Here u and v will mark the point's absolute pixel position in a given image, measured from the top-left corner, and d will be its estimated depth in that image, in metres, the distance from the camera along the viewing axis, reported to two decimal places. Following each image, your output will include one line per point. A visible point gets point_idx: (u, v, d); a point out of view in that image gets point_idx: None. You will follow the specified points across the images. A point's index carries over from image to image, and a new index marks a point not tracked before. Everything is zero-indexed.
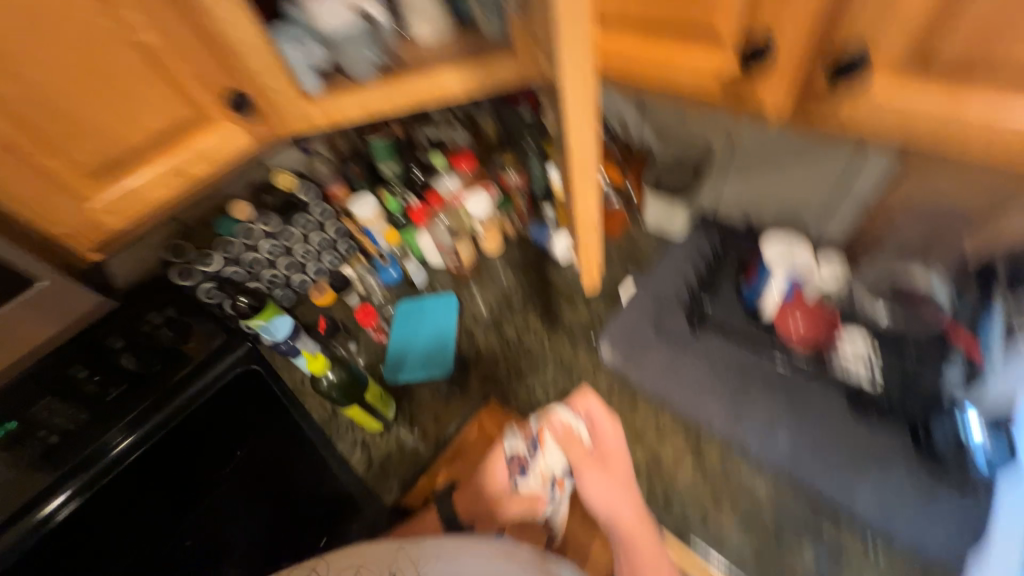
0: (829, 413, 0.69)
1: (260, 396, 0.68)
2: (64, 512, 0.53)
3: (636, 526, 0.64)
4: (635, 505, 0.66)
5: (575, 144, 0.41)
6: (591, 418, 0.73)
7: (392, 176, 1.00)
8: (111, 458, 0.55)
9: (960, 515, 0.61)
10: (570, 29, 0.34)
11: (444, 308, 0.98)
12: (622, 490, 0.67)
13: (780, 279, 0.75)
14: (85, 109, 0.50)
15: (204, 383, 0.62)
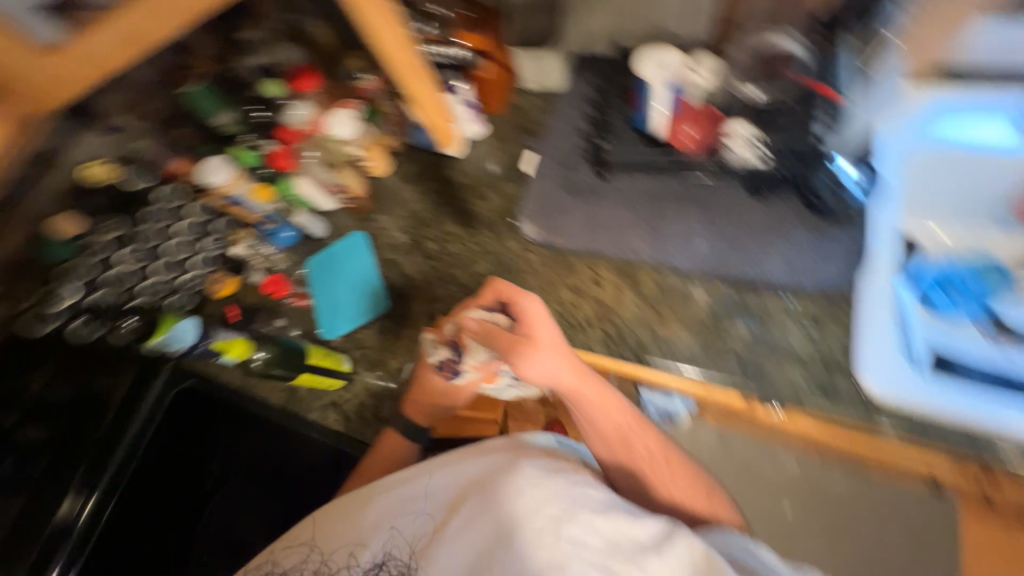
0: (736, 203, 0.74)
1: (192, 402, 0.85)
2: (104, 512, 0.77)
3: (584, 387, 0.63)
4: (579, 370, 0.63)
5: (408, 67, 0.71)
6: (506, 301, 0.66)
7: (233, 128, 0.85)
8: (115, 470, 0.79)
9: (849, 247, 0.70)
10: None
11: (349, 250, 0.88)
12: (560, 360, 0.62)
13: (662, 92, 0.73)
14: None
15: (156, 398, 0.83)
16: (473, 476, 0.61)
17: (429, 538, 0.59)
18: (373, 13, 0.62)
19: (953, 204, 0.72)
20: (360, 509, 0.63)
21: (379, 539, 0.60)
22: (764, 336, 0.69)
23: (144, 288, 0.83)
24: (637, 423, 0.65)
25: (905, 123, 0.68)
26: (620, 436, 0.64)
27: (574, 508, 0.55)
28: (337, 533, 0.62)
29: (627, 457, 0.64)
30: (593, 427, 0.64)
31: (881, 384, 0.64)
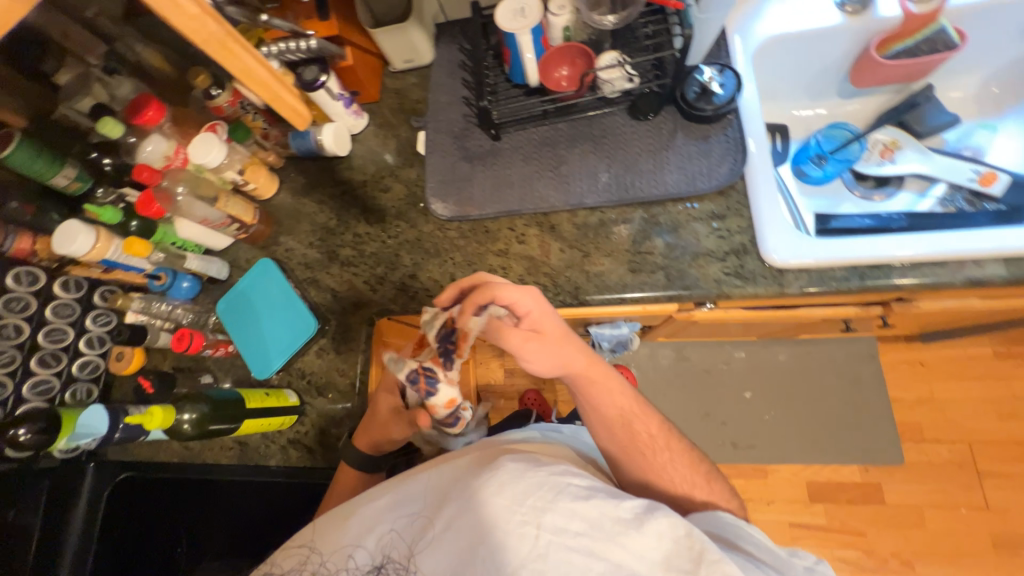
0: (623, 130, 0.77)
1: (133, 489, 0.81)
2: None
3: (591, 370, 0.65)
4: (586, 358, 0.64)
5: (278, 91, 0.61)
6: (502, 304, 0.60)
7: (79, 184, 0.76)
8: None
9: (731, 143, 0.73)
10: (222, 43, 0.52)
11: (256, 282, 0.80)
12: (568, 348, 0.62)
13: (530, 41, 0.72)
14: None
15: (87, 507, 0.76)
16: (457, 476, 0.60)
17: (416, 535, 0.58)
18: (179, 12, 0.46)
19: (802, 79, 0.87)
20: (347, 518, 0.62)
21: (374, 540, 0.60)
22: (678, 243, 0.71)
23: (28, 387, 0.72)
24: (640, 408, 0.69)
25: (746, 17, 0.78)
26: (623, 421, 0.67)
27: (552, 497, 0.55)
28: (332, 540, 0.61)
29: (629, 442, 0.67)
30: (599, 403, 0.67)
31: (781, 252, 0.67)
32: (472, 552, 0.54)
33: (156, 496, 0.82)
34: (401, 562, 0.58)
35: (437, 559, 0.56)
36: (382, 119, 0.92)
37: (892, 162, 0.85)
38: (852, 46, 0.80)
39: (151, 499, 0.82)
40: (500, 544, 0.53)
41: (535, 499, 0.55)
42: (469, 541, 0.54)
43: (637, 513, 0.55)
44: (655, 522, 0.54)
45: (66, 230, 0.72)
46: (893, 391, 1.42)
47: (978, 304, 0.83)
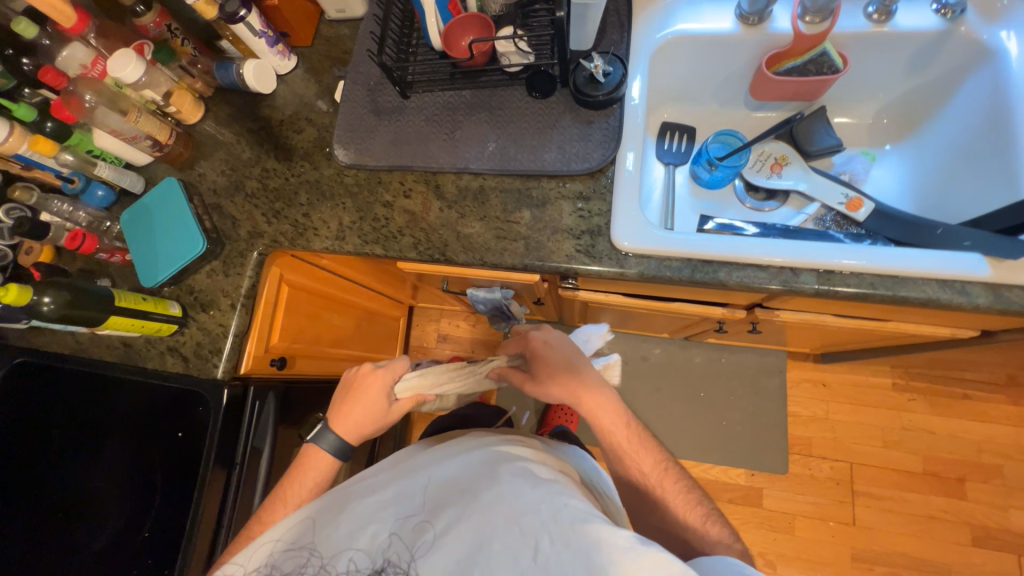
0: (517, 103, 0.81)
1: (35, 382, 0.83)
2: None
3: (581, 397, 0.73)
4: (590, 389, 0.74)
5: None
6: (521, 348, 0.81)
7: (4, 81, 0.81)
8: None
9: (610, 132, 0.77)
10: None
11: (167, 198, 0.87)
12: (560, 383, 0.75)
13: (433, 5, 0.75)
14: None
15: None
16: (458, 483, 0.59)
17: (415, 536, 0.54)
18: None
19: (709, 83, 0.90)
20: (340, 514, 0.58)
21: (370, 539, 0.55)
22: (543, 218, 0.76)
23: None
24: (632, 445, 0.72)
25: (652, 16, 0.82)
26: (612, 446, 0.72)
27: (547, 516, 0.50)
28: (327, 536, 0.56)
29: (620, 472, 0.73)
30: (603, 434, 0.73)
31: (629, 238, 0.72)
32: (476, 558, 0.49)
33: (61, 395, 0.84)
34: (402, 566, 0.52)
35: (437, 564, 0.50)
36: (309, 64, 0.95)
37: (778, 177, 0.88)
38: (751, 58, 0.84)
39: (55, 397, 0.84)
40: (504, 556, 0.48)
41: (538, 514, 0.51)
42: (471, 547, 0.50)
43: (632, 541, 0.46)
44: (649, 555, 0.46)
45: None
46: (792, 406, 1.48)
47: (833, 318, 0.89)
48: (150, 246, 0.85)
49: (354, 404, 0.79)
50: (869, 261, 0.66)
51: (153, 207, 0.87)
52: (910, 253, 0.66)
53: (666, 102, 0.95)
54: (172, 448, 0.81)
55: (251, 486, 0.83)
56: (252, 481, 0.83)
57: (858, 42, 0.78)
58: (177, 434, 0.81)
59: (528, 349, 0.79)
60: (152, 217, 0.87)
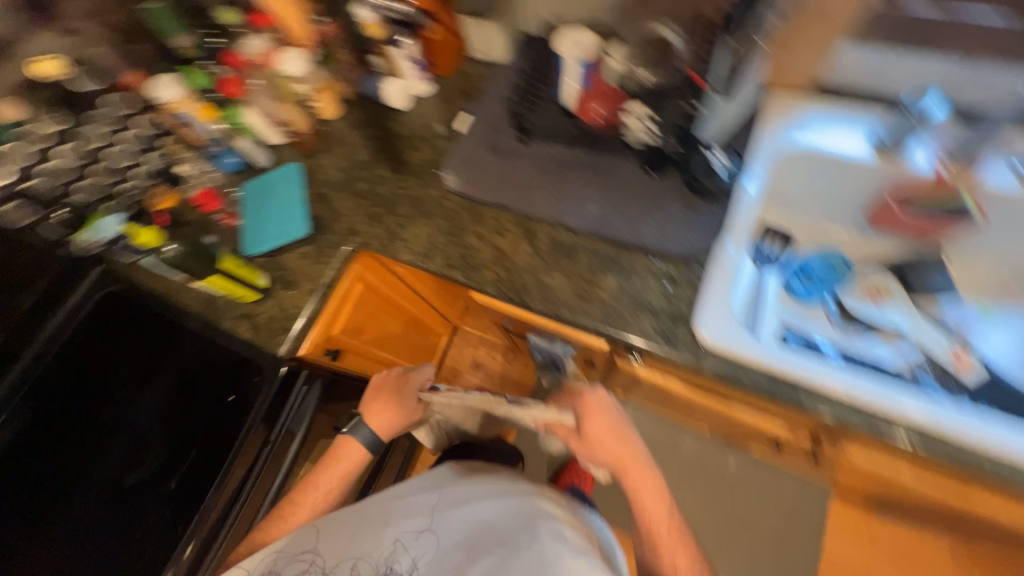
0: (628, 174, 0.84)
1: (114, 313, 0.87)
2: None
3: (628, 469, 0.74)
4: (635, 462, 0.74)
5: None
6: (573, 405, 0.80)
7: (193, 51, 0.95)
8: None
9: (714, 223, 0.77)
10: None
11: (286, 182, 0.96)
12: (609, 449, 0.75)
13: (576, 70, 0.81)
14: None
15: (74, 306, 0.85)
16: (489, 527, 0.72)
17: (444, 566, 0.70)
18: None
19: (822, 198, 0.88)
20: (384, 525, 0.76)
21: (408, 558, 0.72)
22: (627, 288, 0.76)
23: (86, 185, 0.89)
24: (670, 532, 0.71)
25: (782, 123, 0.83)
26: (648, 529, 0.71)
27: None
28: (369, 544, 0.74)
29: (650, 563, 0.71)
30: (643, 515, 0.72)
31: (713, 332, 0.70)
32: None
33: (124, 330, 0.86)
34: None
35: None
36: (443, 92, 1.03)
37: (877, 306, 0.84)
38: (874, 185, 0.82)
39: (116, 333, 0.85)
40: None
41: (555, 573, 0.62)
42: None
43: None
44: None
45: (149, 83, 0.89)
46: (828, 548, 1.34)
47: (910, 474, 0.81)
48: (257, 220, 0.93)
49: (381, 398, 0.95)
50: (947, 421, 0.63)
51: (275, 185, 0.96)
52: (1007, 430, 0.62)
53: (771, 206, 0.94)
54: (219, 408, 0.85)
55: (278, 464, 0.87)
56: (276, 464, 0.87)
57: (997, 201, 0.75)
58: (227, 397, 0.85)
59: (581, 406, 0.78)
60: (265, 194, 0.96)
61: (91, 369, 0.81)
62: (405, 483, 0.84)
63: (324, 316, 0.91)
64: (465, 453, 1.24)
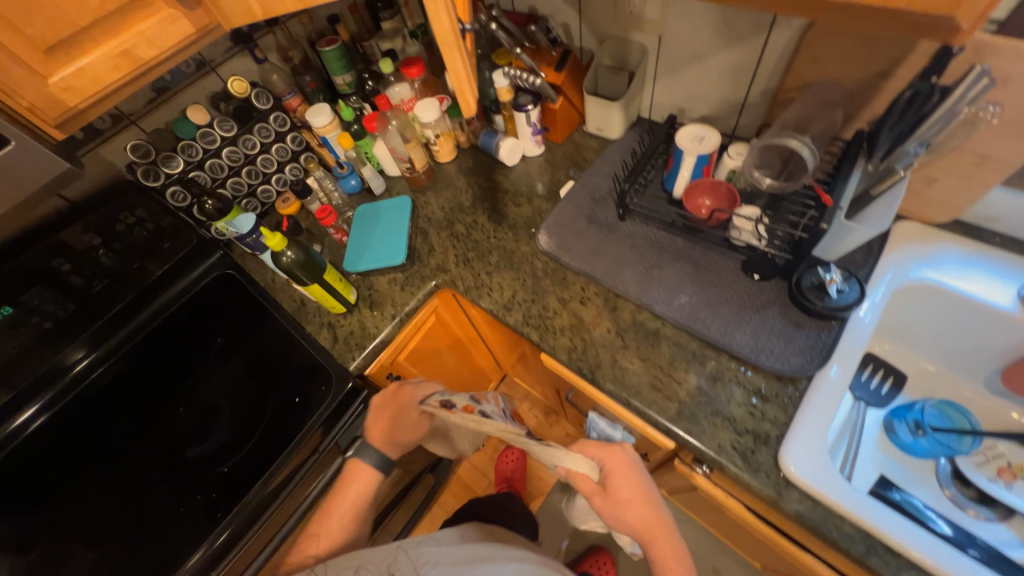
0: (726, 273, 0.81)
1: (228, 288, 0.99)
2: (97, 368, 0.86)
3: (657, 543, 0.68)
4: (663, 535, 0.68)
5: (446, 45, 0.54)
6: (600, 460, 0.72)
7: (347, 87, 1.09)
8: (133, 330, 0.90)
9: (818, 345, 0.71)
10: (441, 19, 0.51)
11: (397, 212, 1.04)
12: (637, 516, 0.69)
13: (691, 163, 0.81)
14: (115, 27, 0.60)
15: (197, 276, 0.97)
16: None
17: None
18: (460, 70, 0.57)
19: (943, 342, 0.80)
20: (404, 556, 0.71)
21: None
22: (709, 393, 0.72)
23: (230, 183, 1.03)
24: None
25: (908, 255, 0.78)
26: None
27: None
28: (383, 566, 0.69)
29: None
30: None
31: (801, 466, 0.63)
32: None
33: (230, 308, 0.98)
34: None
35: None
36: (552, 157, 1.09)
37: (1008, 486, 0.72)
38: (1016, 342, 0.72)
39: (221, 308, 0.98)
40: None
41: None
42: None
43: None
44: None
45: (311, 111, 1.00)
46: None
47: None
48: (362, 241, 1.00)
49: (383, 414, 0.87)
50: None
51: (385, 213, 1.04)
52: None
53: (881, 336, 0.86)
54: (285, 409, 0.88)
55: (318, 475, 0.88)
56: (318, 472, 0.87)
57: None
58: (293, 398, 0.89)
59: (608, 462, 0.71)
60: (374, 220, 1.03)
61: (202, 332, 0.95)
62: (443, 535, 0.82)
63: (391, 343, 0.94)
64: (487, 513, 1.18)
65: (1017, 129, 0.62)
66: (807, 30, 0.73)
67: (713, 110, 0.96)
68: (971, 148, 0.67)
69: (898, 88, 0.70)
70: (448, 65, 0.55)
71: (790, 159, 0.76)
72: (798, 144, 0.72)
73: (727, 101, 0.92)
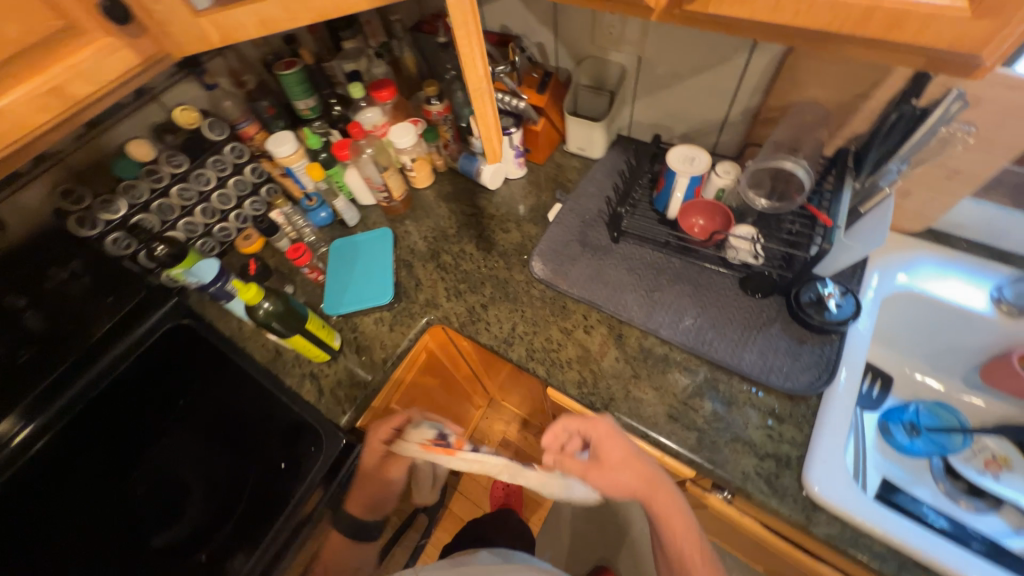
0: (725, 292, 0.81)
1: (186, 340, 0.87)
2: (43, 438, 0.73)
3: (654, 495, 0.65)
4: (658, 490, 0.65)
5: (477, 96, 0.50)
6: (585, 433, 0.68)
7: (309, 113, 0.99)
8: (78, 392, 0.77)
9: (823, 360, 0.73)
10: (474, 70, 0.47)
11: (378, 244, 0.98)
12: (630, 477, 0.65)
13: (684, 184, 0.81)
14: (37, 61, 0.50)
15: (147, 329, 0.83)
16: None
17: None
18: (490, 119, 0.52)
19: (924, 343, 0.84)
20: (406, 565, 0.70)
21: None
22: (726, 418, 0.71)
23: (182, 225, 0.90)
24: None
25: (892, 263, 0.81)
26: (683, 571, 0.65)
27: None
28: None
29: None
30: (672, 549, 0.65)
31: (825, 486, 0.63)
32: None
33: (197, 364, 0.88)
34: None
35: None
36: (535, 178, 1.06)
37: (995, 478, 0.76)
38: (993, 341, 0.77)
39: (185, 364, 0.88)
40: None
41: None
42: None
43: None
44: None
45: (272, 139, 0.90)
46: None
47: None
48: (343, 279, 0.94)
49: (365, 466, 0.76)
50: None
51: (365, 246, 0.98)
52: None
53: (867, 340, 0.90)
54: (271, 475, 0.79)
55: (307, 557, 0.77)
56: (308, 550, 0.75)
57: None
58: (280, 463, 0.79)
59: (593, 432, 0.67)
60: (354, 255, 0.97)
61: (167, 393, 0.88)
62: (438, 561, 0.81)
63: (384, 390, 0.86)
64: None
65: (989, 146, 0.66)
66: (787, 53, 0.74)
67: (693, 128, 0.96)
68: (944, 163, 0.71)
69: (875, 108, 0.73)
70: (479, 113, 0.50)
71: (786, 178, 0.79)
72: (794, 166, 0.75)
73: (707, 119, 0.93)
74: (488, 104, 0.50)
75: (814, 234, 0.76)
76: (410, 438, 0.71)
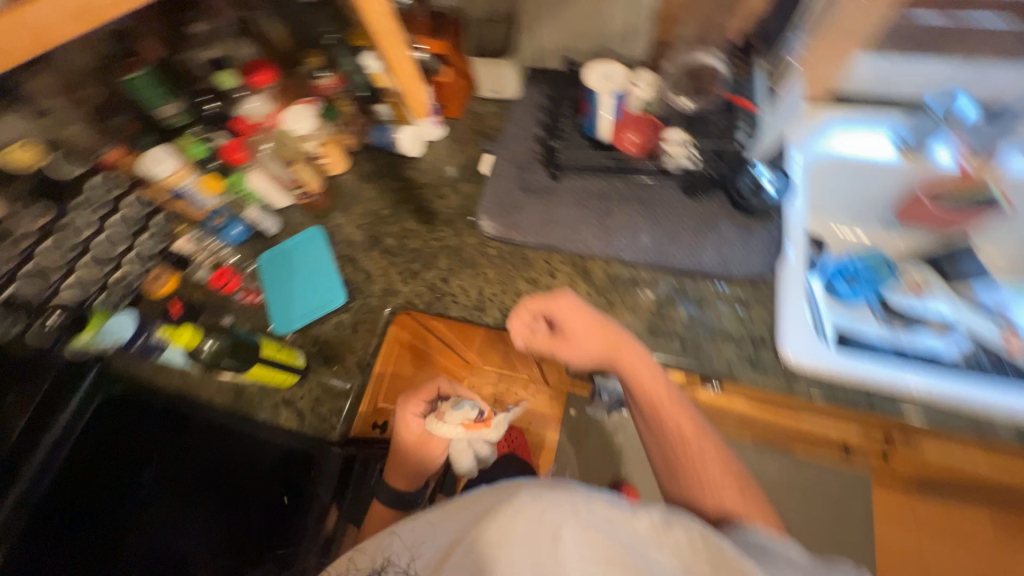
0: (672, 201, 0.83)
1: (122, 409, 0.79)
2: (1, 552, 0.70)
3: (623, 353, 0.69)
4: (621, 346, 0.69)
5: (387, 40, 0.71)
6: (548, 314, 0.72)
7: (181, 118, 0.81)
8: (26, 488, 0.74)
9: (771, 241, 0.78)
10: (383, 25, 0.68)
11: (311, 246, 0.90)
12: (594, 342, 0.69)
13: (610, 103, 0.79)
14: None
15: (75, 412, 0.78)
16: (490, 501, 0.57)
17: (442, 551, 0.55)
18: (400, 59, 0.76)
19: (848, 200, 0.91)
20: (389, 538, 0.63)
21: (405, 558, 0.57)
22: (700, 318, 0.75)
23: (69, 287, 0.75)
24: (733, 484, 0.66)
25: (809, 133, 0.86)
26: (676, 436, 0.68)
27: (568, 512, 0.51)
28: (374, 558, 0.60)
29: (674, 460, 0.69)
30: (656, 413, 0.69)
31: (800, 352, 0.71)
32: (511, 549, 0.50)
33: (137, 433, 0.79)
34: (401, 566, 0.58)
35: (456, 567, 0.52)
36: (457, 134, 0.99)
37: None
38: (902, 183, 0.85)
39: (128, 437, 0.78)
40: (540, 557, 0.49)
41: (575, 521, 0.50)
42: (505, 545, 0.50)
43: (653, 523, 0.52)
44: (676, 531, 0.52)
45: (146, 159, 0.76)
46: None
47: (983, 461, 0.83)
48: (285, 294, 0.85)
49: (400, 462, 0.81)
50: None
51: (298, 253, 0.89)
52: None
53: None
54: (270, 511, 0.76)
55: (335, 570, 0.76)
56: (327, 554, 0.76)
57: None
58: (281, 498, 0.77)
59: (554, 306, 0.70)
60: (289, 265, 0.88)
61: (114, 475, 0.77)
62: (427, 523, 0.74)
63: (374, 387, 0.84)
64: None
65: None
66: None
67: (603, 43, 0.93)
68: None
69: None
70: (393, 61, 0.75)
71: (704, 75, 0.85)
72: (712, 57, 0.84)
73: (613, 30, 0.90)
74: (398, 48, 0.73)
75: (740, 125, 0.82)
76: (450, 421, 0.75)
